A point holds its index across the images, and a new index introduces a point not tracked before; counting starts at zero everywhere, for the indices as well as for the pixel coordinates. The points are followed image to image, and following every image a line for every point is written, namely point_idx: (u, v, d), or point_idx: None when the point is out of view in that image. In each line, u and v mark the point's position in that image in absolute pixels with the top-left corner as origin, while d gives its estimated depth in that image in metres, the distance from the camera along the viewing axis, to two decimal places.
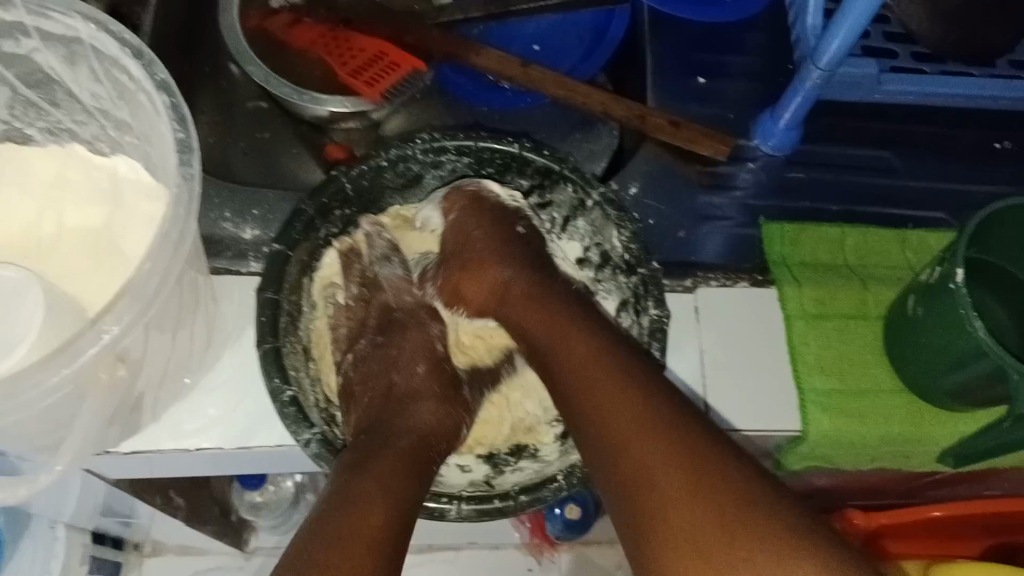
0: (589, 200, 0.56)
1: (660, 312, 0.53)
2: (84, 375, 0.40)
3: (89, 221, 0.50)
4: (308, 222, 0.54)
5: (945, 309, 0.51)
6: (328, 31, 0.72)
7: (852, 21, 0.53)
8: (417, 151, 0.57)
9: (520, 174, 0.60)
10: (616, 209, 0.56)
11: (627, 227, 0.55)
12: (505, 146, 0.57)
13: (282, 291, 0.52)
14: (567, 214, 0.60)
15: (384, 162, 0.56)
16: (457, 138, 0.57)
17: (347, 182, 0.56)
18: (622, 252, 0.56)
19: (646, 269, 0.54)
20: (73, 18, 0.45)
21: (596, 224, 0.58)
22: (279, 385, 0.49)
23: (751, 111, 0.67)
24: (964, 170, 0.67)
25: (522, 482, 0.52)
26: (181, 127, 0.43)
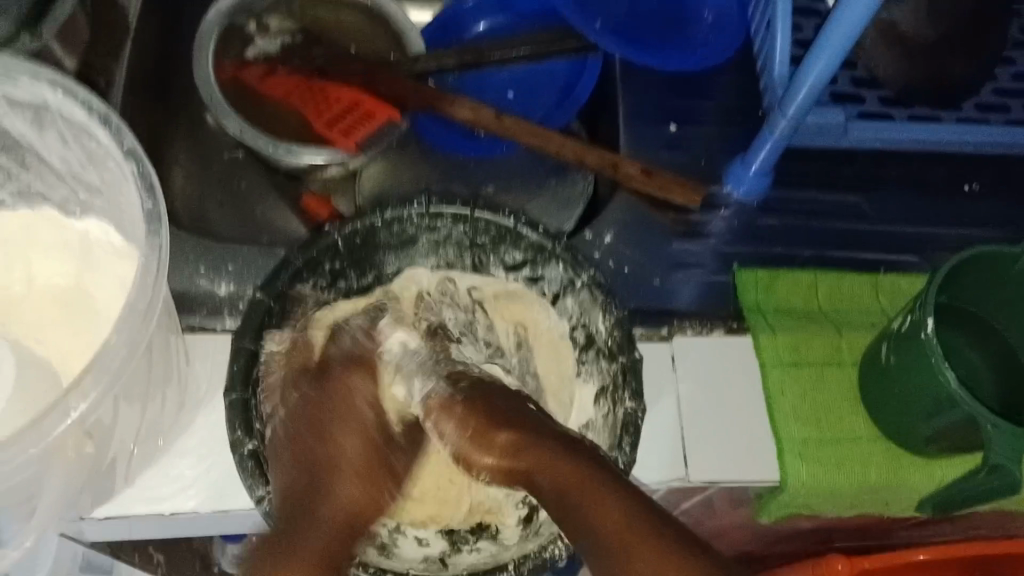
0: (577, 281, 0.55)
1: (633, 406, 0.51)
2: (51, 452, 0.39)
3: (61, 285, 0.49)
4: (294, 274, 0.52)
5: (916, 359, 0.52)
6: (303, 81, 0.73)
7: (818, 72, 0.54)
8: (413, 215, 0.55)
9: (514, 248, 0.57)
10: (604, 292, 0.54)
11: (612, 313, 0.53)
12: (501, 218, 0.55)
13: (260, 340, 0.51)
14: (556, 291, 0.58)
15: (378, 222, 0.55)
16: (454, 206, 0.55)
17: (339, 238, 0.54)
18: (605, 339, 0.54)
19: (628, 357, 0.52)
20: (40, 87, 0.45)
21: (583, 307, 0.56)
22: (241, 438, 0.49)
23: (722, 158, 0.68)
24: (935, 212, 0.68)
25: (474, 566, 0.51)
26: (149, 196, 0.43)
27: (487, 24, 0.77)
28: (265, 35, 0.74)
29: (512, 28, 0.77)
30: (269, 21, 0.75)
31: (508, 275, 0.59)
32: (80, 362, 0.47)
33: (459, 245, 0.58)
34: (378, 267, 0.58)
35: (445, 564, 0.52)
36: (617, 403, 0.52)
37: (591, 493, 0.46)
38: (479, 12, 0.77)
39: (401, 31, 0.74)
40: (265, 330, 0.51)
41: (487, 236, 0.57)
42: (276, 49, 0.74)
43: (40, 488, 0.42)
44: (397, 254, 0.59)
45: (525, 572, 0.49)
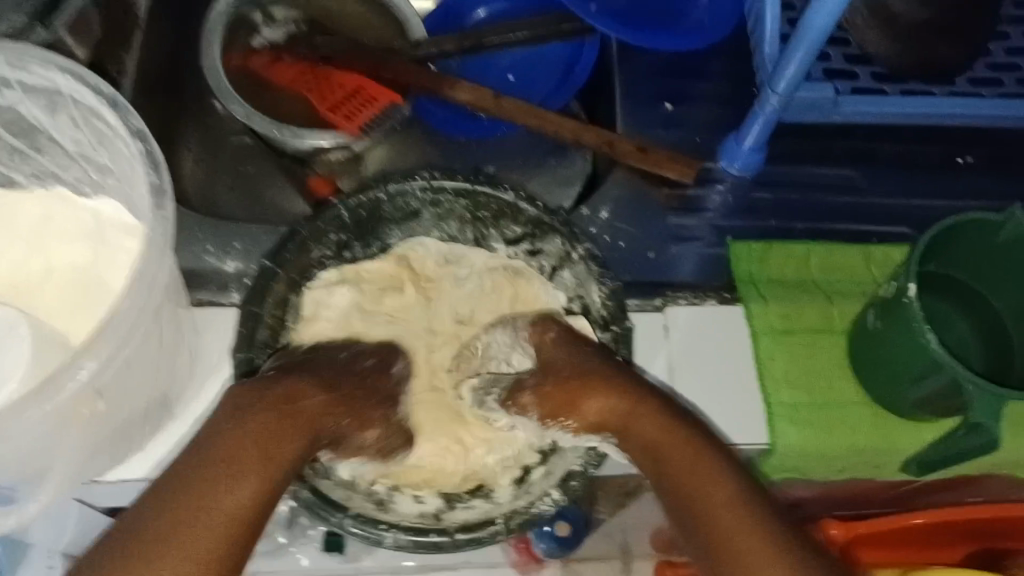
0: (573, 254, 0.55)
1: (626, 371, 0.53)
2: (64, 413, 0.41)
3: (76, 261, 0.52)
4: (302, 243, 0.54)
5: (901, 324, 0.53)
6: (309, 67, 0.75)
7: (807, 46, 0.55)
8: (415, 188, 0.56)
9: (513, 223, 0.57)
10: (599, 265, 0.55)
11: (607, 284, 0.54)
12: (501, 193, 0.56)
13: (266, 303, 0.52)
14: (554, 265, 0.58)
15: (382, 196, 0.56)
16: (455, 180, 0.56)
17: (345, 211, 0.55)
18: (600, 309, 0.55)
19: (620, 327, 0.54)
20: (52, 71, 0.47)
21: (579, 279, 0.56)
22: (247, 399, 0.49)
23: (716, 135, 0.70)
24: (928, 185, 0.69)
25: (467, 518, 0.53)
26: (154, 172, 0.45)
27: (486, 10, 0.79)
28: (271, 24, 0.77)
29: (512, 14, 0.79)
30: (274, 11, 0.77)
31: (509, 249, 0.60)
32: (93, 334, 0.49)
33: (461, 219, 0.59)
34: (382, 239, 0.60)
35: (440, 518, 0.53)
36: (608, 367, 0.54)
37: (688, 456, 0.48)
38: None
39: (403, 18, 0.76)
40: (274, 296, 0.53)
41: (488, 211, 0.58)
42: (281, 37, 0.77)
43: (54, 451, 0.44)
44: (401, 228, 0.60)
45: (514, 528, 0.51)
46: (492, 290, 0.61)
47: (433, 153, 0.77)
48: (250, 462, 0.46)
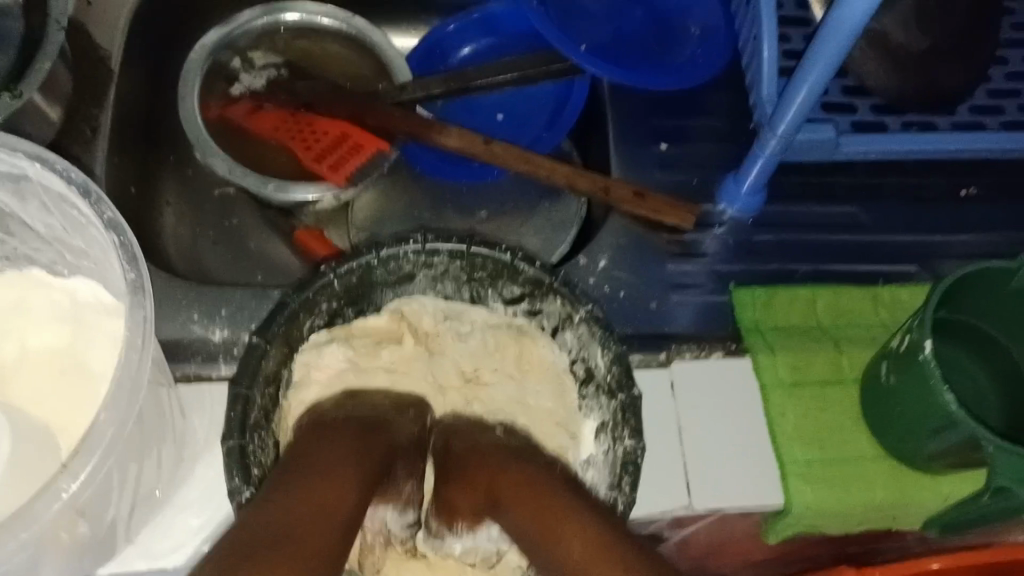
0: (575, 316, 0.53)
1: (634, 443, 0.49)
2: (45, 533, 0.39)
3: (54, 347, 0.49)
4: (292, 315, 0.51)
5: (917, 379, 0.51)
6: (290, 115, 0.72)
7: (812, 82, 0.52)
8: (408, 252, 0.53)
9: (511, 282, 0.55)
10: (603, 327, 0.52)
11: (611, 348, 0.51)
12: (497, 254, 0.53)
13: (256, 383, 0.49)
14: (555, 325, 0.56)
15: (374, 262, 0.53)
16: (450, 242, 0.53)
17: (336, 279, 0.52)
18: (604, 373, 0.52)
19: (627, 395, 0.50)
20: (18, 158, 0.44)
21: (580, 341, 0.54)
22: (240, 486, 0.46)
23: (715, 175, 0.68)
24: (934, 220, 0.67)
25: None
26: (132, 266, 0.42)
27: (472, 48, 0.77)
28: (250, 71, 0.74)
29: (499, 52, 0.77)
30: (254, 57, 0.75)
31: (508, 308, 0.57)
32: (72, 432, 0.47)
33: (457, 280, 0.57)
34: (375, 303, 0.57)
35: None
36: (616, 439, 0.51)
37: (555, 522, 0.42)
38: (462, 36, 0.77)
39: (386, 60, 0.74)
40: (263, 374, 0.49)
41: (484, 272, 0.55)
42: (262, 85, 0.74)
43: (35, 568, 0.42)
44: (395, 290, 0.57)
45: None
46: (496, 349, 0.57)
47: (422, 199, 0.75)
48: (307, 518, 0.40)
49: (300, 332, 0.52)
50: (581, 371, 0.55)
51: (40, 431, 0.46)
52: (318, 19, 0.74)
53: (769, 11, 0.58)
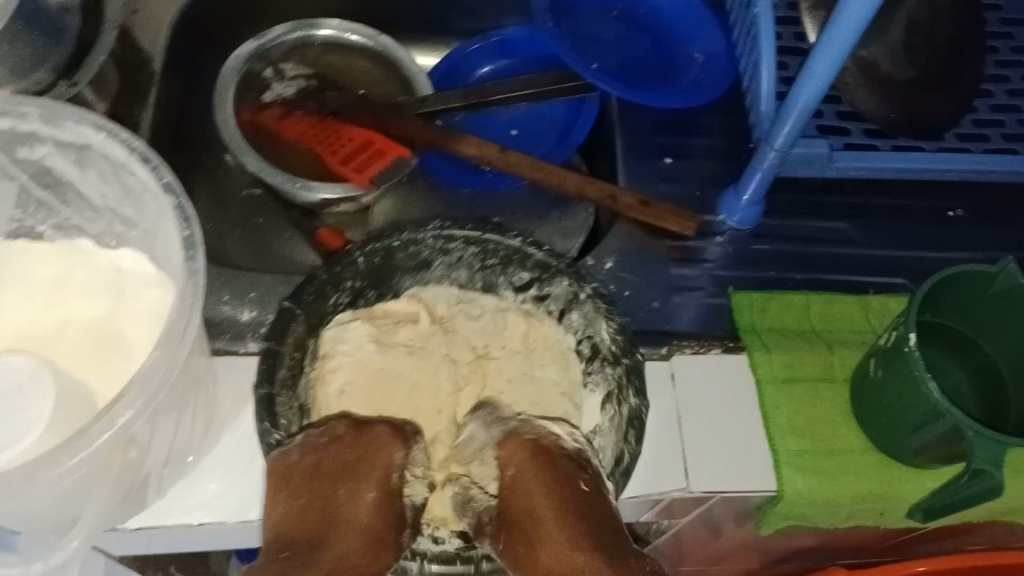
0: (581, 294, 0.57)
1: (639, 402, 0.54)
2: (96, 460, 0.42)
3: (99, 311, 0.52)
4: (319, 287, 0.56)
5: (901, 372, 0.54)
6: (317, 122, 0.77)
7: (803, 102, 0.57)
8: (428, 236, 0.58)
9: (521, 267, 0.59)
10: (606, 303, 0.57)
11: (615, 320, 0.57)
12: (508, 239, 0.59)
13: (286, 342, 0.54)
14: (562, 307, 0.59)
15: (396, 243, 0.58)
16: (465, 227, 0.58)
17: (361, 257, 0.57)
18: (607, 346, 0.57)
19: (630, 359, 0.55)
20: (84, 128, 0.49)
21: (585, 320, 0.58)
22: (268, 429, 0.51)
23: (715, 189, 0.72)
24: (922, 237, 0.71)
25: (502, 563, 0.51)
26: (186, 226, 0.46)
27: (490, 68, 0.82)
28: (282, 81, 0.79)
29: (515, 72, 0.82)
30: (284, 68, 0.79)
31: (518, 295, 0.61)
32: (114, 386, 0.50)
33: (471, 268, 0.61)
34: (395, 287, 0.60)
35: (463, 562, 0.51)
36: (620, 402, 0.55)
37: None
38: (479, 58, 0.82)
39: (409, 75, 0.79)
40: (292, 335, 0.54)
41: (497, 258, 0.59)
42: (292, 92, 0.78)
43: (84, 498, 0.45)
44: (413, 277, 0.61)
45: None
46: (504, 329, 0.60)
47: (438, 205, 0.79)
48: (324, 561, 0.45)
49: (327, 306, 0.57)
50: (586, 350, 0.58)
51: (82, 388, 0.49)
52: (345, 36, 0.80)
53: (768, 38, 0.62)
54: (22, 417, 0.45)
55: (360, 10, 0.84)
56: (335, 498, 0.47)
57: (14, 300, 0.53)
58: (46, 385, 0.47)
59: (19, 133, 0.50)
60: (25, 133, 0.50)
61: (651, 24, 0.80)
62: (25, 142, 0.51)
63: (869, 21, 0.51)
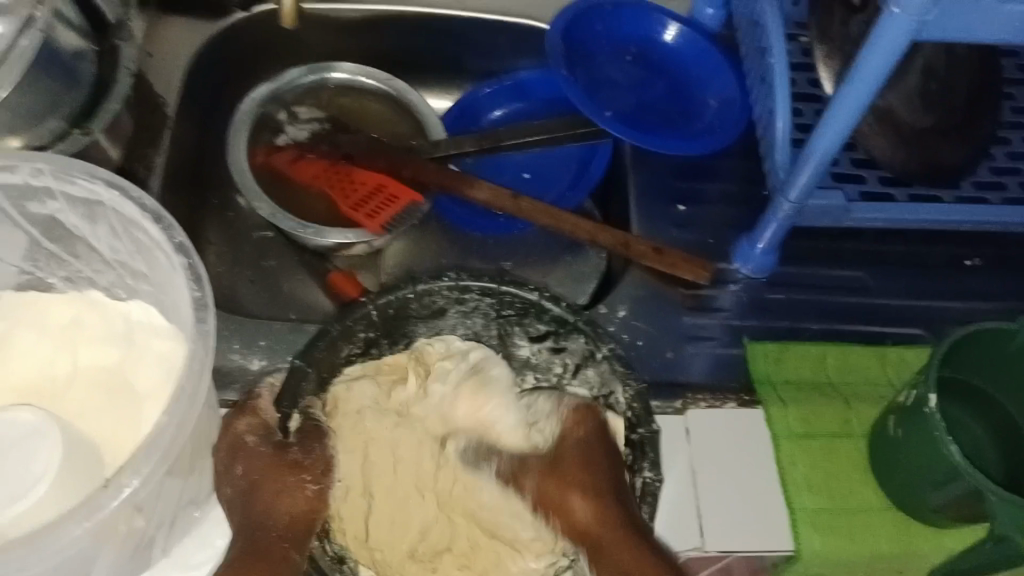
0: (597, 353, 0.56)
1: (654, 477, 0.52)
2: (103, 526, 0.41)
3: (106, 364, 0.52)
4: (331, 341, 0.54)
5: (922, 431, 0.53)
6: (330, 165, 0.76)
7: (822, 152, 0.56)
8: (443, 288, 0.56)
9: (538, 320, 0.58)
10: (624, 365, 0.55)
11: (632, 385, 0.54)
12: (526, 292, 0.56)
13: (296, 405, 0.53)
14: (578, 362, 0.58)
15: (410, 295, 0.56)
16: (482, 279, 0.56)
17: (374, 310, 0.55)
18: (625, 410, 0.55)
19: (646, 429, 0.53)
20: (96, 184, 0.49)
21: (602, 378, 0.57)
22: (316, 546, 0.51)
23: (729, 236, 0.72)
24: (937, 286, 0.71)
25: None
26: (198, 286, 0.46)
27: (502, 110, 0.82)
28: (295, 123, 0.79)
29: (528, 115, 0.82)
30: (297, 110, 0.79)
31: (532, 344, 0.60)
32: (120, 443, 0.49)
33: (486, 316, 0.60)
34: (410, 336, 0.60)
35: None
36: (637, 470, 0.54)
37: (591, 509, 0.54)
38: (493, 100, 0.82)
39: (421, 119, 0.79)
40: (303, 395, 0.53)
41: (513, 309, 0.58)
42: (305, 136, 0.78)
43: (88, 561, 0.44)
44: (427, 324, 0.60)
45: None
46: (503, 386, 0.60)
47: (448, 248, 0.78)
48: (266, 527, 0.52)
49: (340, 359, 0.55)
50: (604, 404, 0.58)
51: (90, 447, 0.48)
52: (359, 78, 0.80)
53: (784, 87, 0.62)
54: (25, 473, 0.44)
55: (374, 53, 0.84)
56: (237, 474, 0.53)
57: (22, 350, 0.52)
58: (54, 440, 0.45)
59: (30, 188, 0.50)
60: (36, 187, 0.50)
61: (667, 68, 0.80)
62: (35, 197, 0.51)
63: (888, 74, 0.50)
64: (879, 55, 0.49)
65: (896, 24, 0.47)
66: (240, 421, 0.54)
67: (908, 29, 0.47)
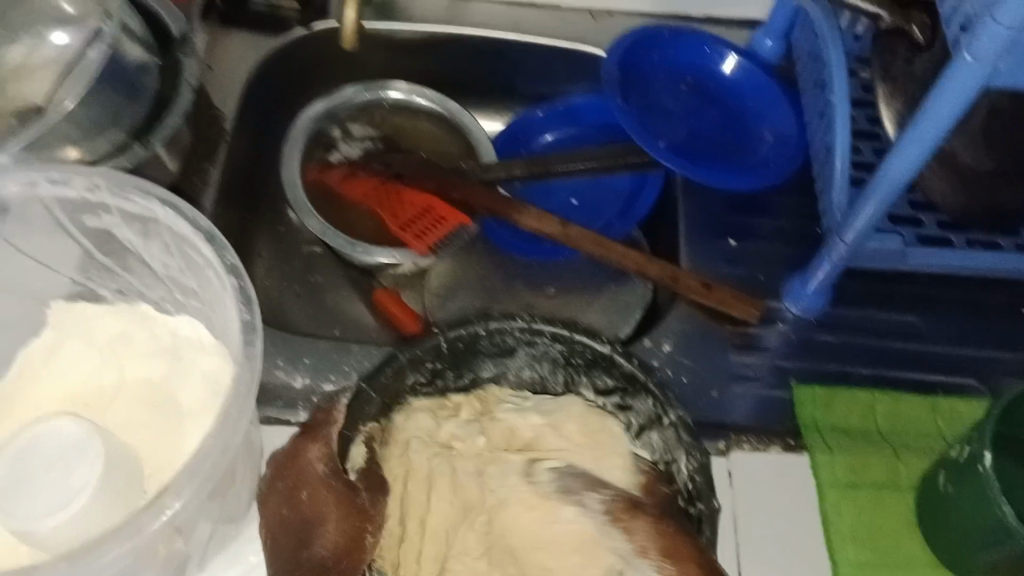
0: (664, 418, 0.55)
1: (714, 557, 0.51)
2: (143, 546, 0.42)
3: (151, 377, 0.53)
4: (398, 369, 0.55)
5: (974, 488, 0.52)
6: (380, 184, 0.77)
7: (883, 195, 0.55)
8: (515, 328, 0.56)
9: (606, 374, 0.57)
10: (691, 435, 0.54)
11: (697, 458, 0.53)
12: (598, 343, 0.56)
13: (355, 428, 0.54)
14: (641, 424, 0.57)
15: (481, 331, 0.56)
16: (554, 325, 0.56)
17: (443, 342, 0.55)
18: (684, 481, 0.53)
19: (706, 506, 0.52)
20: (151, 202, 0.50)
21: (665, 445, 0.55)
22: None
23: (780, 273, 0.70)
24: (996, 336, 0.69)
25: None
26: (247, 308, 0.46)
27: (554, 135, 0.82)
28: (349, 141, 0.80)
29: (580, 141, 0.82)
30: (352, 128, 0.80)
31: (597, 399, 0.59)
32: (162, 459, 0.50)
33: (554, 363, 0.58)
34: (475, 370, 0.58)
35: None
36: None
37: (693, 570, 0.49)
38: (546, 125, 0.82)
39: (474, 141, 0.79)
40: (365, 420, 0.54)
41: (581, 359, 0.57)
42: (358, 153, 0.79)
43: None
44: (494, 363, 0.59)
45: None
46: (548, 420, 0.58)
47: (494, 270, 0.78)
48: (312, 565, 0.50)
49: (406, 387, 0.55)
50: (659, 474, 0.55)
51: (131, 462, 0.48)
52: (413, 98, 0.81)
53: (843, 125, 0.61)
54: (67, 487, 0.45)
55: (429, 73, 0.85)
56: (301, 499, 0.52)
57: (72, 360, 0.53)
58: (96, 453, 0.46)
59: (87, 203, 0.52)
60: (93, 202, 0.51)
61: (722, 100, 0.79)
62: (91, 212, 0.52)
63: (956, 118, 0.49)
64: (946, 100, 0.48)
65: (966, 69, 0.46)
66: (304, 449, 0.53)
67: (978, 75, 0.46)
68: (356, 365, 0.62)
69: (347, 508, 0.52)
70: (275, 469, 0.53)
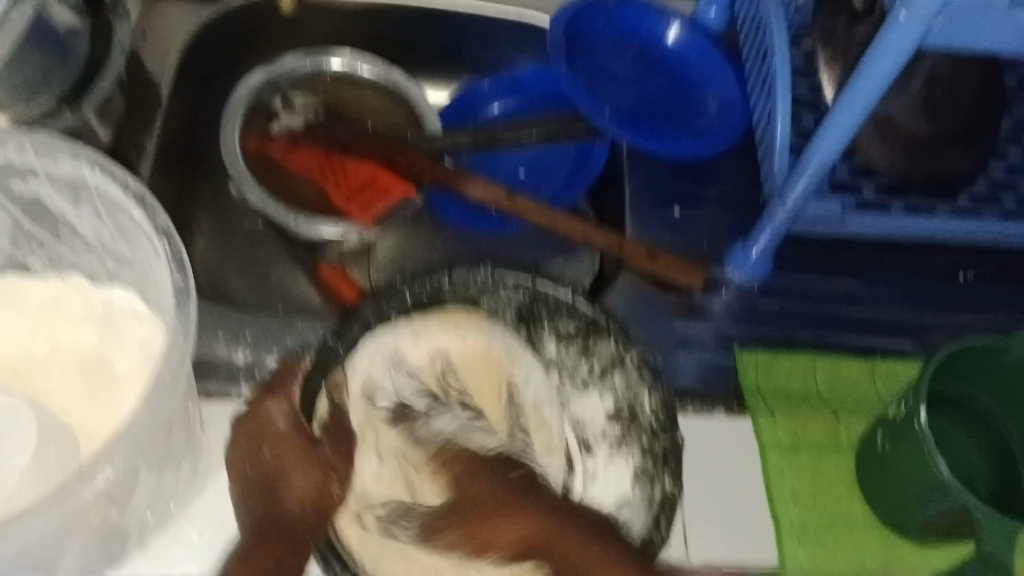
0: (626, 359, 0.55)
1: (675, 487, 0.53)
2: (73, 517, 0.41)
3: (84, 346, 0.51)
4: (365, 323, 0.54)
5: (911, 445, 0.53)
6: (324, 154, 0.75)
7: (818, 159, 0.56)
8: (478, 279, 0.56)
9: (569, 321, 0.57)
10: (652, 372, 0.55)
11: (658, 393, 0.55)
12: (561, 290, 0.57)
13: (324, 378, 0.52)
14: (604, 367, 0.56)
15: (446, 283, 0.56)
16: (517, 274, 0.56)
17: (409, 294, 0.55)
18: (648, 418, 0.55)
19: (669, 438, 0.54)
20: (80, 164, 0.49)
21: (627, 386, 0.55)
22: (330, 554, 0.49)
23: (723, 241, 0.71)
24: (932, 300, 0.70)
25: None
26: (180, 270, 0.45)
27: (500, 105, 0.81)
28: (290, 111, 0.77)
29: (527, 112, 0.81)
30: (293, 97, 0.78)
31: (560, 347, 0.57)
32: (92, 428, 0.48)
33: (520, 312, 0.58)
34: None
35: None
36: (655, 480, 0.53)
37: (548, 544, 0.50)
38: (492, 95, 0.81)
39: (419, 111, 0.78)
40: (331, 372, 0.53)
41: (544, 307, 0.57)
42: (300, 123, 0.77)
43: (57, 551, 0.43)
44: None
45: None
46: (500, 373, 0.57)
47: (440, 244, 0.78)
48: (275, 533, 0.49)
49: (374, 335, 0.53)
50: (624, 414, 0.55)
51: (62, 433, 0.47)
52: (357, 67, 0.79)
53: (785, 89, 0.61)
54: None
55: (374, 42, 0.83)
56: (263, 456, 0.51)
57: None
58: None
59: (11, 168, 0.50)
60: (18, 167, 0.50)
61: (667, 70, 0.79)
62: (16, 176, 0.50)
63: (892, 78, 0.49)
64: (883, 58, 0.48)
65: (904, 31, 0.46)
66: (269, 406, 0.52)
67: (915, 37, 0.46)
68: (297, 337, 0.61)
69: (310, 462, 0.50)
70: (240, 428, 0.52)
